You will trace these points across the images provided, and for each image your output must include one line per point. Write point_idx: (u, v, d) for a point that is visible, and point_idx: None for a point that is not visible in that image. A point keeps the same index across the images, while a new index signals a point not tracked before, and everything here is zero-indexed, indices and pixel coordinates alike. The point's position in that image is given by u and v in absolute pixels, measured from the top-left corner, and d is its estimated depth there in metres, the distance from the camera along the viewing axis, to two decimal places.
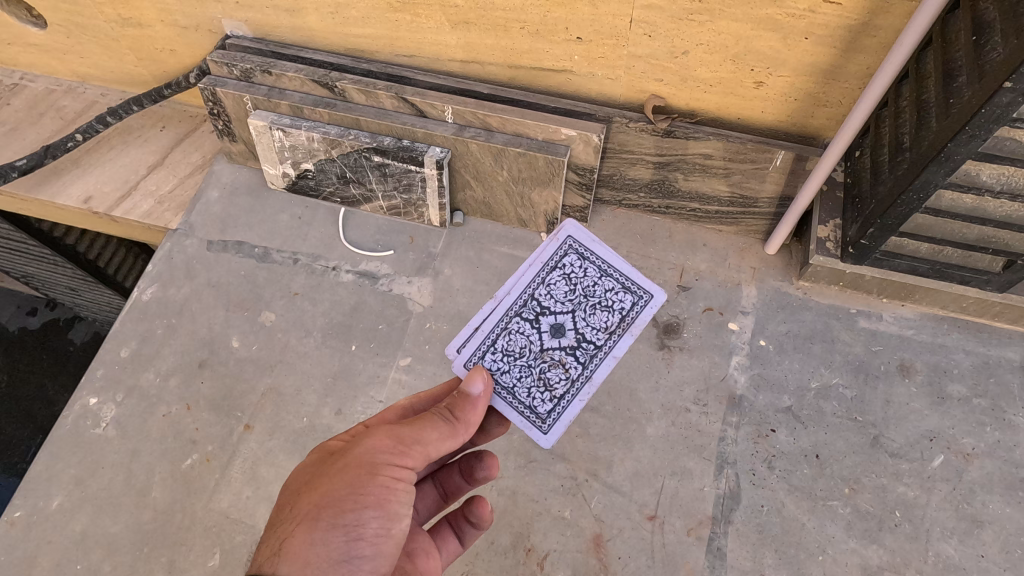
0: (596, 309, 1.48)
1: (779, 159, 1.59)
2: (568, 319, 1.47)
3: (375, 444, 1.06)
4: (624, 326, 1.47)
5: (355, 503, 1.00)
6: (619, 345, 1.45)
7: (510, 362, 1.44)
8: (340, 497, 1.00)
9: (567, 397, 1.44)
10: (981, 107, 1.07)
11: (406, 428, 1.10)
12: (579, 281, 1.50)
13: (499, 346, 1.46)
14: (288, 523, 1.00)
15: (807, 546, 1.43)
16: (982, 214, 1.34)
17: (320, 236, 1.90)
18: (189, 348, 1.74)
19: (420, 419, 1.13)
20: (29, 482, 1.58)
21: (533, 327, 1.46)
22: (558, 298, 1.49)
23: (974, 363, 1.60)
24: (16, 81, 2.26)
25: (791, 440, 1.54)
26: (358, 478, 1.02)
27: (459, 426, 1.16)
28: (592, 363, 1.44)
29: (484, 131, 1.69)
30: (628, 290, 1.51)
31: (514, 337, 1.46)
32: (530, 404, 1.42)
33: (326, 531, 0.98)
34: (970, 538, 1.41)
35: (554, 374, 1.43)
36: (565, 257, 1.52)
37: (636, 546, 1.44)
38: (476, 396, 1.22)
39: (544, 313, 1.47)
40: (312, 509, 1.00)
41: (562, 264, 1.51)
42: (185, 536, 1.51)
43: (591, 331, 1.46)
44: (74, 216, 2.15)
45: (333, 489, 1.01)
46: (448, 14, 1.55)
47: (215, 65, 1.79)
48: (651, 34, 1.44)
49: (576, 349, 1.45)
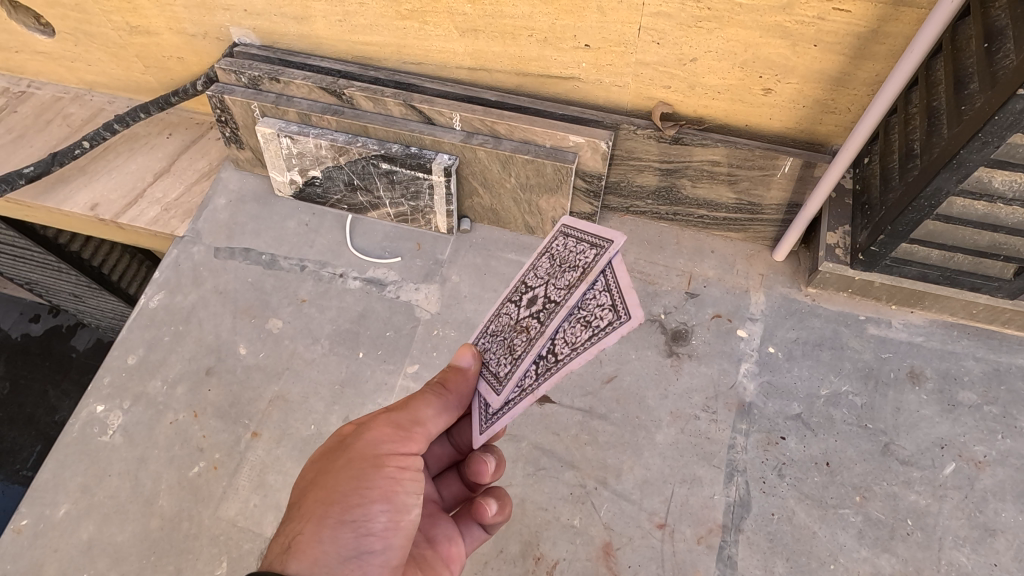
0: (565, 271, 1.29)
1: (786, 166, 1.59)
2: (542, 289, 1.31)
3: (376, 435, 1.06)
4: (583, 277, 1.24)
5: (362, 499, 1.00)
6: (575, 296, 1.22)
7: (491, 340, 1.32)
8: (347, 493, 1.00)
9: (523, 356, 1.24)
10: (994, 115, 1.07)
11: (402, 414, 1.10)
12: (562, 255, 1.33)
13: (489, 329, 1.35)
14: (297, 521, 1.00)
15: (818, 555, 1.41)
16: (993, 221, 1.34)
17: (327, 243, 1.90)
18: (197, 355, 1.73)
19: (414, 401, 1.13)
20: (35, 490, 1.57)
21: (515, 306, 1.34)
22: (539, 274, 1.35)
23: (984, 370, 1.60)
24: (23, 89, 2.27)
25: (801, 448, 1.53)
26: (364, 472, 1.02)
27: (449, 401, 1.18)
28: (551, 318, 1.24)
29: (492, 138, 1.69)
30: (608, 286, 1.20)
31: (501, 317, 1.35)
32: (494, 371, 1.27)
33: (336, 528, 0.98)
34: (983, 547, 1.40)
35: (518, 339, 1.27)
36: (554, 243, 1.36)
37: (646, 554, 1.43)
38: (465, 369, 1.24)
39: (526, 289, 1.35)
40: (321, 506, 1.00)
41: (551, 250, 1.36)
42: (192, 544, 1.50)
43: (556, 290, 1.27)
44: (81, 223, 2.15)
45: (340, 485, 1.01)
46: (456, 22, 1.55)
47: (224, 72, 1.79)
48: (660, 41, 1.44)
49: (540, 312, 1.27)
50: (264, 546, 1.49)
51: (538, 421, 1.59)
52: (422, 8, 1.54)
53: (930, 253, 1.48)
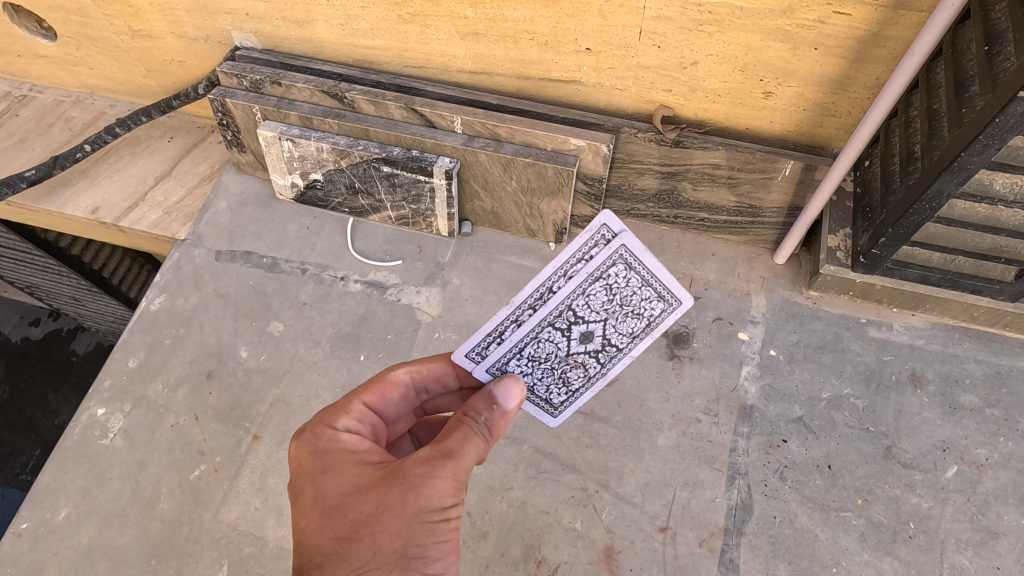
0: (629, 317, 1.20)
1: (787, 169, 1.59)
2: (597, 326, 1.21)
3: (443, 486, 0.96)
4: (649, 330, 1.23)
5: (440, 552, 0.95)
6: (639, 347, 1.25)
7: (532, 366, 1.24)
8: (427, 548, 0.94)
9: (582, 388, 1.31)
10: (995, 118, 1.08)
11: (460, 463, 0.98)
12: (618, 291, 1.17)
13: (525, 353, 1.22)
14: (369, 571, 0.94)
15: (820, 558, 1.41)
16: (994, 224, 1.34)
17: (328, 246, 1.90)
18: (198, 358, 1.73)
19: (467, 441, 1.01)
20: (35, 494, 1.57)
21: (561, 335, 1.21)
22: (593, 309, 1.18)
23: (986, 373, 1.60)
24: (25, 93, 2.27)
25: (802, 451, 1.53)
26: (437, 526, 0.95)
27: (494, 442, 1.06)
28: (611, 362, 1.27)
29: (493, 141, 1.69)
30: (659, 298, 1.20)
31: (542, 344, 1.21)
32: (545, 397, 1.32)
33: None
34: (985, 550, 1.40)
35: (574, 373, 1.28)
36: (612, 269, 1.13)
37: (648, 558, 1.43)
38: (513, 411, 1.10)
39: (575, 321, 1.20)
40: (400, 558, 0.93)
41: (605, 275, 1.15)
42: (193, 548, 1.50)
43: (619, 338, 1.22)
44: (81, 226, 2.15)
45: (417, 539, 0.94)
46: (457, 25, 1.56)
47: (225, 76, 1.80)
48: (660, 45, 1.45)
49: (600, 352, 1.24)
50: (265, 549, 1.49)
51: (540, 424, 1.59)
52: (423, 12, 1.54)
53: (930, 256, 1.48)
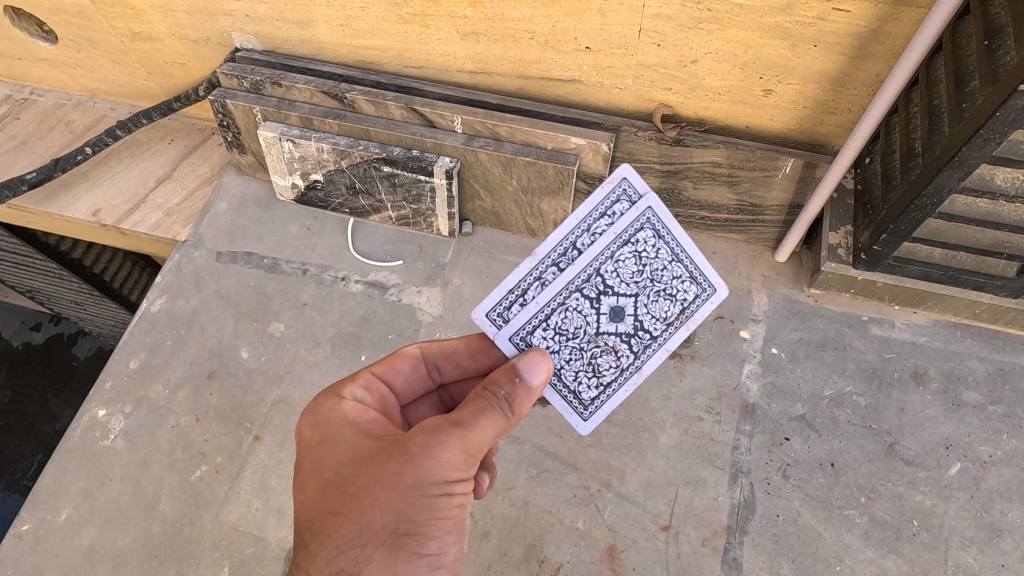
0: (659, 297, 1.34)
1: (788, 167, 1.59)
2: (630, 303, 1.33)
3: (449, 459, 1.00)
4: (683, 319, 1.35)
5: (435, 530, 0.99)
6: (673, 338, 1.35)
7: (561, 342, 1.33)
8: (420, 524, 0.98)
9: (614, 383, 1.37)
10: (996, 111, 1.08)
11: (473, 439, 1.03)
12: (648, 261, 1.32)
13: (553, 322, 1.32)
14: (360, 547, 0.98)
15: (823, 556, 1.40)
16: (996, 219, 1.34)
17: (329, 246, 1.90)
18: (199, 359, 1.73)
19: (485, 416, 1.05)
20: (37, 496, 1.56)
21: (592, 307, 1.32)
22: (623, 278, 1.32)
23: (989, 370, 1.59)
24: (25, 96, 2.28)
25: (805, 449, 1.53)
26: (435, 501, 0.99)
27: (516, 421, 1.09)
28: (644, 354, 1.36)
29: (493, 140, 1.69)
30: (693, 282, 1.35)
31: (571, 314, 1.33)
32: (575, 389, 1.37)
33: (408, 560, 0.98)
34: (989, 548, 1.39)
35: (604, 361, 1.35)
36: (640, 232, 1.30)
37: (651, 557, 1.42)
38: (536, 388, 1.13)
39: (606, 293, 1.32)
40: (392, 535, 0.98)
41: (633, 240, 1.31)
42: (194, 549, 1.49)
43: (650, 320, 1.34)
44: (82, 228, 2.15)
45: (411, 515, 0.98)
46: (457, 25, 1.56)
47: (226, 77, 1.81)
48: (660, 43, 1.45)
49: (633, 337, 1.35)
50: (266, 549, 1.48)
51: (542, 423, 1.59)
52: (423, 12, 1.55)
53: (932, 252, 1.48)
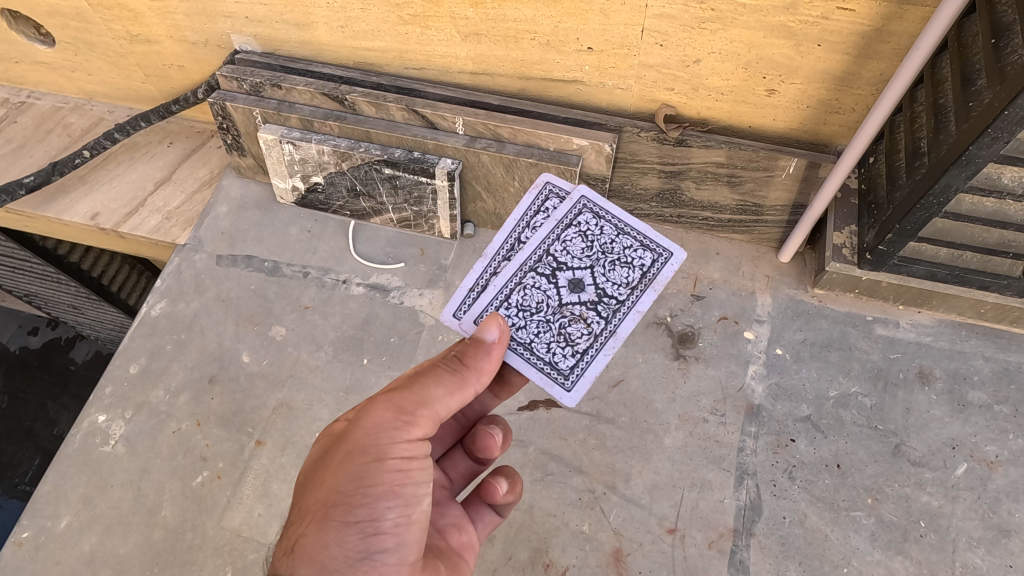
0: (616, 265, 1.43)
1: (790, 167, 1.58)
2: (586, 274, 1.42)
3: (377, 423, 1.02)
4: (647, 282, 1.42)
5: (365, 498, 0.98)
6: (642, 299, 1.40)
7: (525, 318, 1.38)
8: (348, 493, 0.99)
9: (590, 351, 1.38)
10: (1003, 110, 1.07)
11: (406, 396, 1.05)
12: (595, 238, 1.45)
13: (513, 301, 1.40)
14: (298, 523, 1.00)
15: (831, 559, 1.40)
16: (1003, 218, 1.34)
17: (329, 249, 1.89)
18: (199, 363, 1.72)
19: (422, 378, 1.07)
20: (36, 503, 1.55)
21: (548, 282, 1.42)
22: (575, 255, 1.43)
23: (994, 369, 1.59)
24: (22, 99, 2.26)
25: (811, 450, 1.52)
26: (365, 467, 0.99)
27: (469, 374, 1.11)
28: (615, 317, 1.39)
29: (495, 141, 1.68)
30: (646, 247, 1.45)
31: (530, 292, 1.41)
32: (551, 360, 1.37)
33: (340, 530, 0.97)
34: (998, 549, 1.39)
35: (575, 329, 1.38)
36: (580, 215, 1.47)
37: (658, 560, 1.41)
38: (490, 343, 1.15)
39: (561, 269, 1.42)
40: (322, 507, 0.99)
41: (577, 223, 1.47)
42: (197, 555, 1.48)
43: (612, 286, 1.41)
44: (80, 232, 2.13)
45: (340, 484, 0.99)
46: (458, 26, 1.55)
47: (225, 79, 1.79)
48: (663, 43, 1.44)
49: (598, 304, 1.40)
50: (269, 556, 1.47)
51: (546, 426, 1.58)
52: (424, 13, 1.54)
53: (938, 252, 1.47)
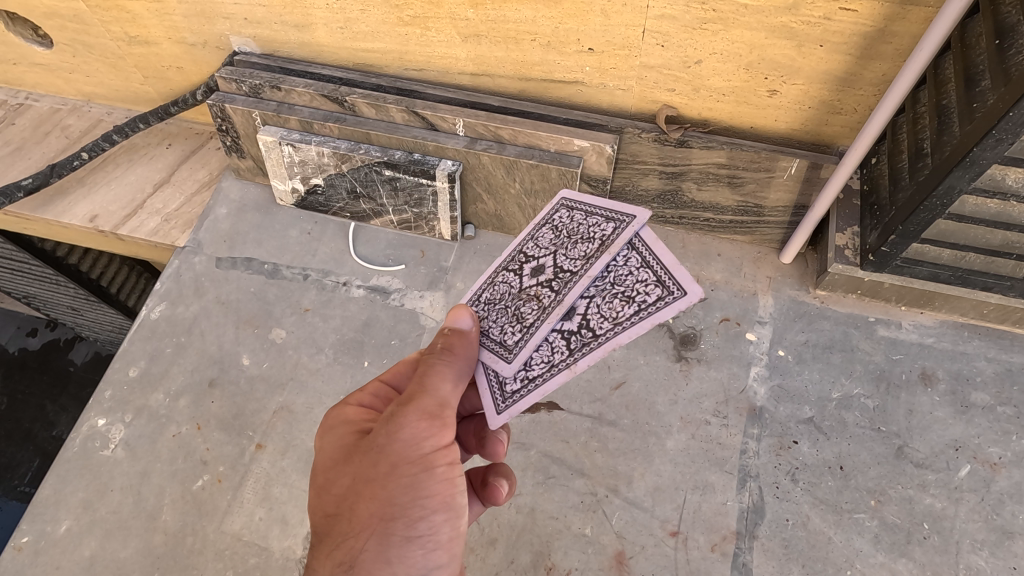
0: (578, 243, 1.34)
1: (793, 168, 1.57)
2: (549, 259, 1.35)
3: (415, 434, 1.00)
4: (604, 249, 1.30)
5: (422, 511, 1.00)
6: (596, 265, 1.28)
7: (487, 309, 1.33)
8: (405, 507, 0.99)
9: (536, 323, 1.27)
10: (1008, 111, 1.06)
11: (430, 400, 1.03)
12: (565, 228, 1.38)
13: (482, 297, 1.36)
14: (351, 538, 0.99)
15: (834, 561, 1.39)
16: (1006, 219, 1.34)
17: (330, 251, 1.88)
18: (199, 367, 1.71)
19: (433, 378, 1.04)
20: (36, 507, 1.54)
21: (515, 275, 1.36)
22: (543, 247, 1.37)
23: (996, 371, 1.58)
24: (20, 101, 2.26)
25: (813, 452, 1.51)
26: (416, 478, 1.00)
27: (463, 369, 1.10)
28: (567, 287, 1.28)
29: (495, 143, 1.68)
30: (609, 219, 1.35)
31: (498, 286, 1.36)
32: (500, 339, 1.28)
33: (402, 545, 0.99)
34: (1001, 551, 1.38)
35: (528, 308, 1.29)
36: (555, 215, 1.40)
37: (660, 563, 1.41)
38: (469, 332, 1.17)
39: (526, 261, 1.37)
40: (378, 522, 0.99)
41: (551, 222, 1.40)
42: (197, 559, 1.47)
43: (569, 262, 1.32)
44: (78, 234, 2.13)
45: (394, 498, 0.99)
46: (458, 27, 1.54)
47: (224, 81, 1.78)
48: (664, 44, 1.44)
49: (552, 281, 1.31)
50: (270, 560, 1.46)
51: (548, 428, 1.57)
52: (424, 14, 1.53)
53: (940, 253, 1.47)
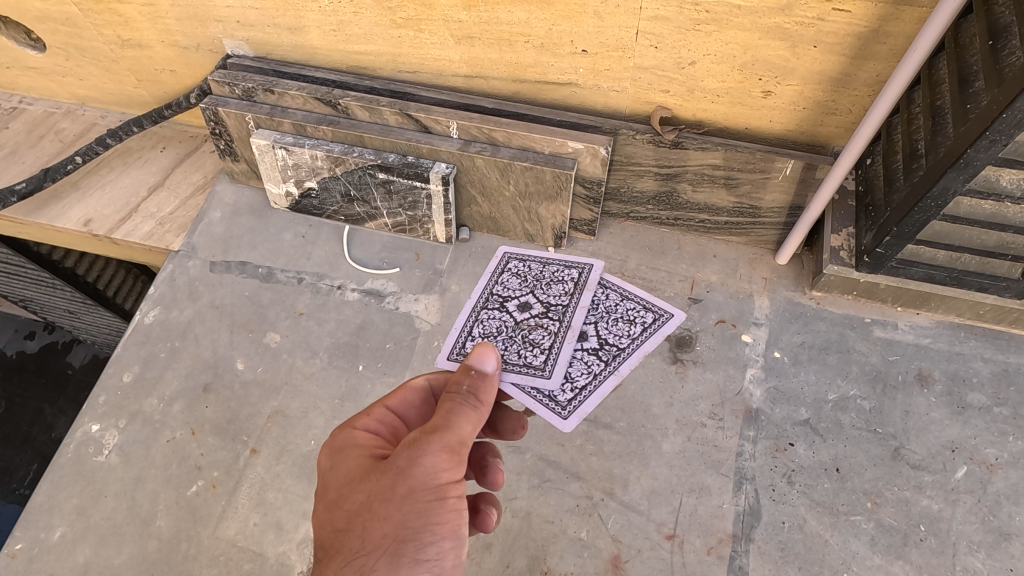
0: (551, 284, 1.70)
1: (788, 168, 1.57)
2: (530, 296, 1.68)
3: (434, 465, 1.00)
4: (579, 287, 1.70)
5: (432, 536, 0.99)
6: (583, 297, 1.68)
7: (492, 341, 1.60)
8: (418, 530, 0.98)
9: (555, 346, 1.59)
10: (1002, 112, 1.06)
11: (451, 434, 1.03)
12: (526, 273, 1.74)
13: (479, 332, 1.62)
14: (361, 556, 0.98)
15: (831, 564, 1.38)
16: (1001, 220, 1.33)
17: (324, 254, 1.88)
18: (193, 371, 1.70)
19: (457, 414, 1.06)
20: (30, 514, 1.54)
21: (503, 312, 1.65)
22: (513, 290, 1.70)
23: (993, 371, 1.58)
24: (15, 105, 2.25)
25: (810, 453, 1.51)
26: (430, 505, 0.99)
27: (483, 410, 1.11)
28: (566, 314, 1.64)
29: (490, 145, 1.67)
30: (569, 266, 1.75)
31: (489, 322, 1.64)
32: (526, 362, 1.56)
33: (410, 567, 0.97)
34: (998, 552, 1.37)
35: (536, 334, 1.60)
36: (509, 263, 1.78)
37: (656, 566, 1.40)
38: (492, 374, 1.16)
39: (507, 301, 1.68)
40: (391, 542, 0.97)
41: (508, 269, 1.76)
42: (192, 565, 1.47)
43: (553, 298, 1.67)
44: (73, 238, 2.12)
45: (408, 521, 0.98)
46: (451, 29, 1.54)
47: (217, 84, 1.77)
48: (657, 45, 1.43)
49: (546, 314, 1.64)
50: (265, 566, 1.46)
51: (543, 432, 1.57)
52: (417, 16, 1.52)
53: (936, 255, 1.46)
